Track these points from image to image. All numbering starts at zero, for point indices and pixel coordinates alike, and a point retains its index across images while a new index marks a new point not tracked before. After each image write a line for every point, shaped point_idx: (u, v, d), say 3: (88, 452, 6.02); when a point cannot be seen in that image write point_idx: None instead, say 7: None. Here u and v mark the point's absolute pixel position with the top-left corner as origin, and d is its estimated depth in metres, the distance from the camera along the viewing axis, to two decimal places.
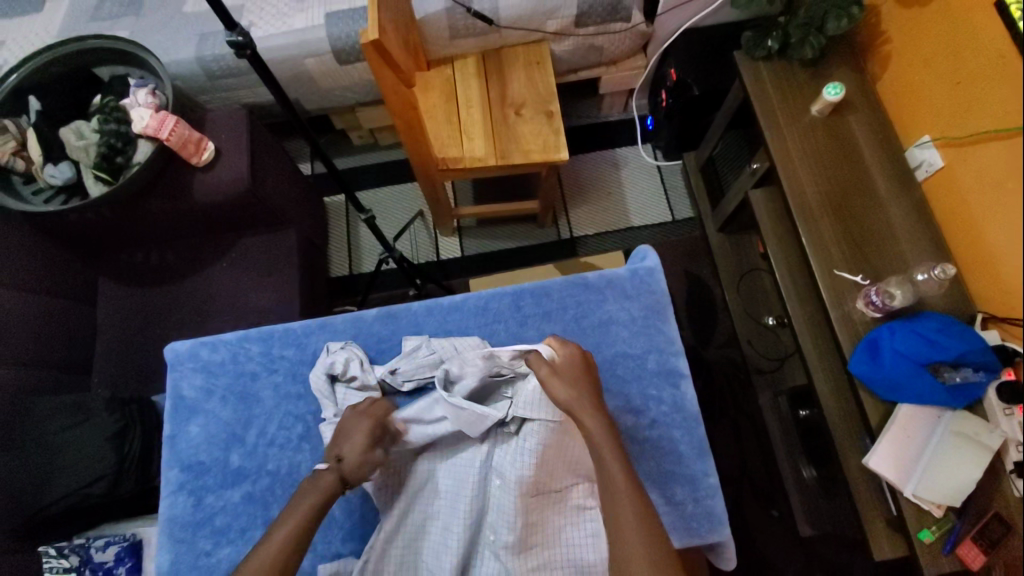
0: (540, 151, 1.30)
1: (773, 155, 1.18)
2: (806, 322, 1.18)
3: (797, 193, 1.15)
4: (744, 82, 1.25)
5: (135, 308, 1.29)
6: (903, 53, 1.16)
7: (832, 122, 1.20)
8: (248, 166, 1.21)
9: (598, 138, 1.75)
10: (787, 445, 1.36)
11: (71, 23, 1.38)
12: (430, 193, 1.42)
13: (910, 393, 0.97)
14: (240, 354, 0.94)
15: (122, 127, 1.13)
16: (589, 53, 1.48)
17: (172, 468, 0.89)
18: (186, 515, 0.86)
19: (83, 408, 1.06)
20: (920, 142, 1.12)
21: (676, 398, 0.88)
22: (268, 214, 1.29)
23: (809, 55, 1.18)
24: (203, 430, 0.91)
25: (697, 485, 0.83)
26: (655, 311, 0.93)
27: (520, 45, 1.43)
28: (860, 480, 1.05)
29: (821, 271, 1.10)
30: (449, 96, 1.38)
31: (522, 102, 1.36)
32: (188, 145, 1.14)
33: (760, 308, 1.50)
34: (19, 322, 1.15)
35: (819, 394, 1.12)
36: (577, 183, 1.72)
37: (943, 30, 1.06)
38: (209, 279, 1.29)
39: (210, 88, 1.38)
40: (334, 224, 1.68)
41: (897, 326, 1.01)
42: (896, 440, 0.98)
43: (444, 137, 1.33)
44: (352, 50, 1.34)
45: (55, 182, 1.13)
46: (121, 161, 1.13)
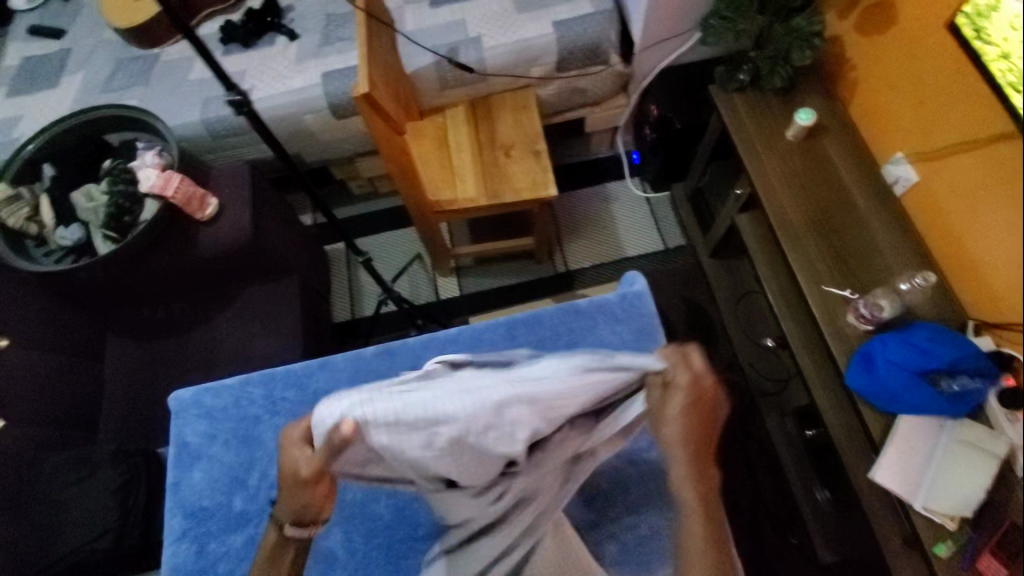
0: (529, 188, 1.35)
1: (754, 179, 1.22)
2: (802, 339, 1.19)
3: (780, 214, 1.18)
4: (721, 113, 1.31)
5: (141, 361, 1.32)
6: (870, 76, 1.21)
7: (807, 146, 1.25)
8: (250, 218, 1.26)
9: (588, 174, 1.80)
10: (798, 468, 1.33)
11: (84, 95, 1.47)
12: (426, 235, 1.47)
13: (907, 403, 0.97)
14: (243, 398, 0.96)
15: (130, 188, 1.19)
16: (573, 95, 1.54)
17: (175, 515, 0.89)
18: (190, 563, 0.86)
19: (89, 462, 1.08)
20: (895, 159, 1.16)
21: None
22: (267, 263, 1.33)
23: (779, 85, 1.25)
24: (207, 475, 0.91)
25: None
26: (646, 332, 0.94)
27: (506, 91, 1.50)
28: (872, 498, 1.03)
29: (810, 287, 1.11)
30: (441, 142, 1.45)
31: (510, 144, 1.43)
32: (192, 201, 1.20)
33: (758, 330, 1.51)
34: (27, 379, 1.18)
35: (821, 411, 1.11)
36: (569, 218, 1.76)
37: (903, 53, 1.12)
38: (214, 329, 1.32)
39: (214, 148, 1.45)
40: (336, 271, 1.72)
41: (888, 338, 1.00)
42: (901, 453, 0.97)
43: (438, 181, 1.39)
44: (348, 105, 1.42)
45: (65, 242, 1.19)
46: (128, 220, 1.18)
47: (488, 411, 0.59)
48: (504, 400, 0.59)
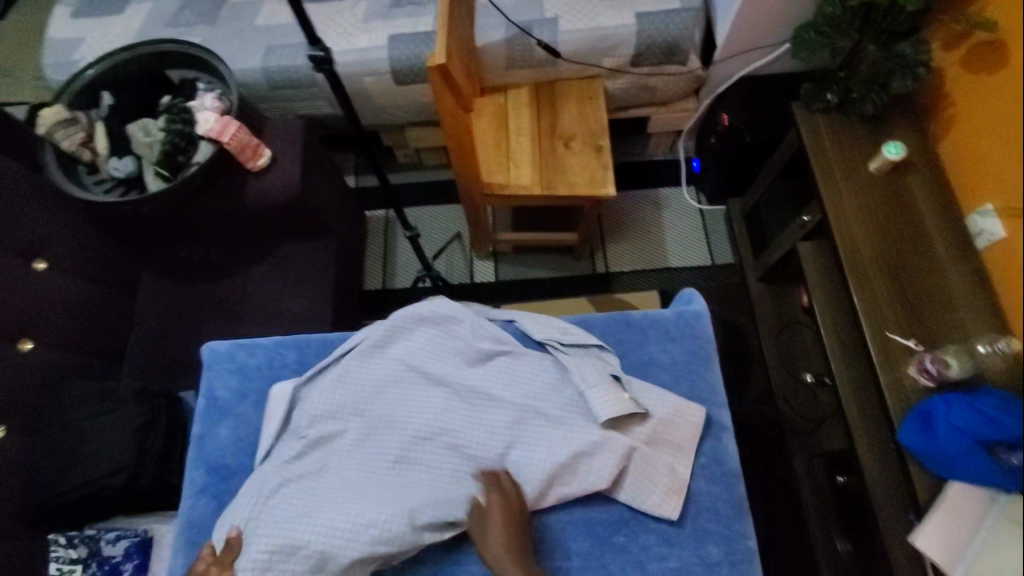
0: (586, 184, 1.30)
1: (827, 207, 1.16)
2: (850, 383, 1.13)
3: (851, 249, 1.12)
4: (801, 133, 1.24)
5: (172, 303, 1.31)
6: (967, 117, 1.12)
7: (889, 181, 1.18)
8: (300, 176, 1.23)
9: (642, 176, 1.74)
10: (820, 512, 1.29)
11: (149, 26, 1.44)
12: (471, 216, 1.43)
13: (962, 470, 0.91)
14: (276, 360, 0.95)
15: (187, 128, 1.17)
16: (641, 92, 1.48)
17: (196, 468, 0.89)
18: (206, 519, 0.86)
19: (113, 396, 1.09)
20: (983, 209, 1.05)
21: (716, 451, 0.87)
22: (309, 223, 1.31)
23: (870, 112, 1.18)
24: (232, 433, 0.91)
25: (734, 547, 0.82)
26: (701, 357, 0.94)
27: (574, 79, 1.44)
28: (901, 560, 0.99)
29: (871, 330, 1.06)
30: (500, 123, 1.40)
31: (572, 135, 1.37)
32: (246, 150, 1.17)
33: (799, 363, 1.45)
34: (63, 306, 1.18)
35: (861, 461, 1.06)
36: (616, 219, 1.71)
37: (1014, 95, 0.99)
38: (248, 282, 1.30)
39: (270, 97, 1.42)
40: (373, 238, 1.70)
41: (952, 399, 0.94)
42: (946, 520, 0.92)
43: (492, 163, 1.34)
44: (412, 72, 1.37)
45: (117, 173, 1.17)
46: (182, 160, 1.17)
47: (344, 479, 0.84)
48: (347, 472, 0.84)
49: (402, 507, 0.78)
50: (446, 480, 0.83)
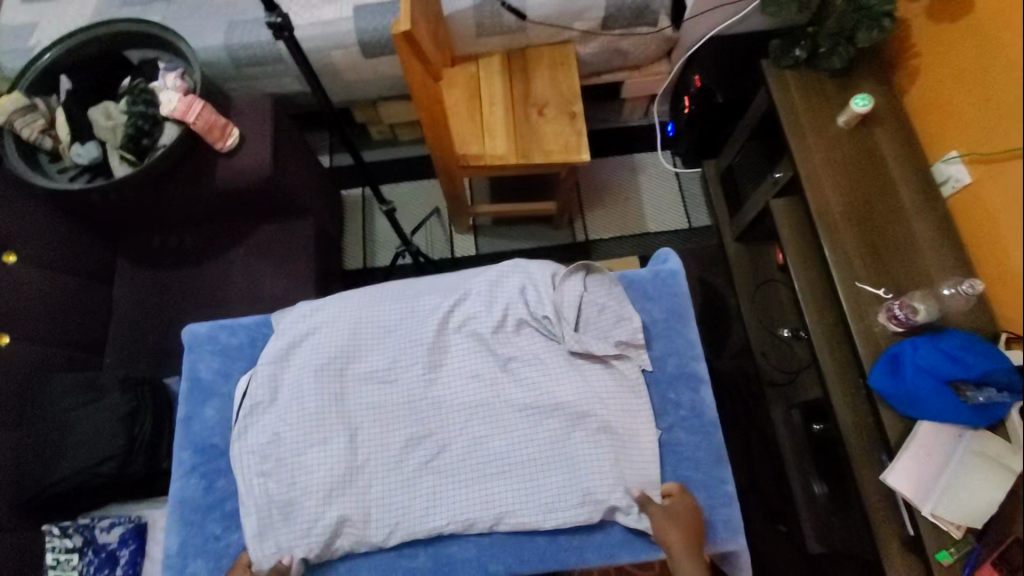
0: (560, 151, 1.30)
1: (798, 164, 1.18)
2: (824, 335, 1.16)
3: (822, 204, 1.14)
4: (771, 89, 1.25)
5: (151, 291, 1.30)
6: (932, 68, 1.14)
7: (857, 135, 1.19)
8: (271, 154, 1.21)
9: (619, 143, 1.75)
10: (797, 459, 1.33)
11: (103, 7, 1.39)
12: (449, 189, 1.42)
13: (929, 410, 0.95)
14: (259, 340, 0.95)
15: (149, 109, 1.12)
16: (613, 56, 1.47)
17: (185, 449, 0.88)
18: (198, 498, 0.85)
19: (96, 387, 1.07)
20: (948, 157, 1.10)
21: (695, 404, 0.90)
22: (285, 203, 1.29)
23: (837, 66, 1.20)
24: (219, 413, 0.90)
25: (714, 492, 0.85)
26: (675, 314, 0.96)
27: (545, 46, 1.43)
28: (873, 497, 1.04)
29: (842, 282, 1.08)
30: (472, 92, 1.39)
31: (545, 102, 1.36)
32: (213, 130, 1.14)
33: (775, 319, 1.48)
34: (35, 299, 1.16)
35: (834, 407, 1.10)
36: (594, 188, 1.72)
37: (975, 44, 1.03)
38: (227, 266, 1.30)
39: (235, 76, 1.39)
40: (351, 217, 1.69)
41: (921, 342, 0.98)
42: (916, 456, 0.95)
43: (466, 133, 1.33)
44: (379, 44, 1.35)
45: (81, 160, 1.14)
46: (147, 143, 1.13)
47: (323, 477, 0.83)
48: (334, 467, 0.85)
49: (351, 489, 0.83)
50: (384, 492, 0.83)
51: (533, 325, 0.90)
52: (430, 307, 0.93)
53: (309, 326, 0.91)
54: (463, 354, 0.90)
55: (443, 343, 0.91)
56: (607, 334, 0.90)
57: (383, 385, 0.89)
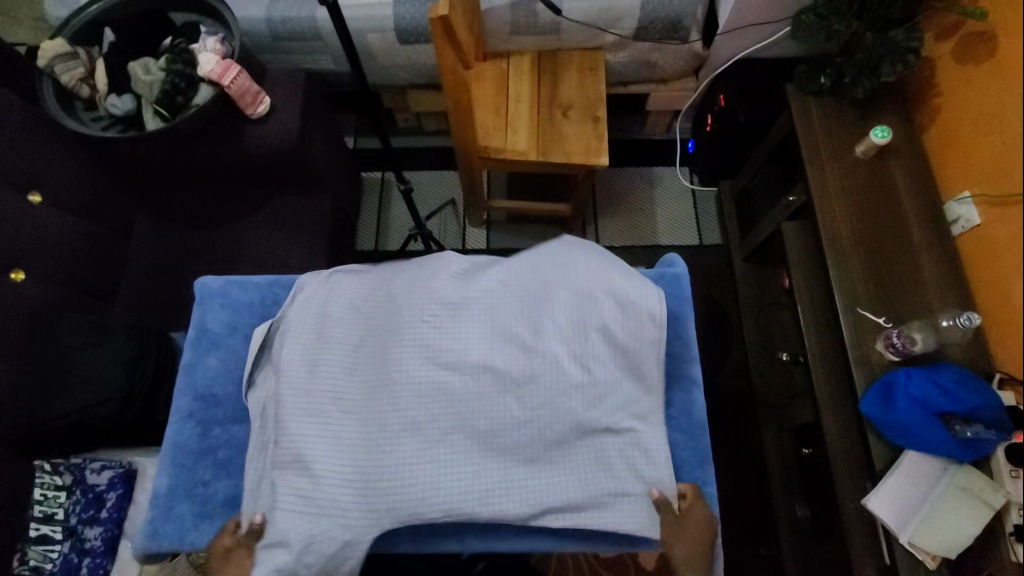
0: (580, 153, 1.33)
1: (812, 188, 1.19)
2: (822, 358, 1.17)
3: (832, 229, 1.15)
4: (793, 113, 1.27)
5: (167, 247, 1.33)
6: (954, 107, 1.15)
7: (874, 166, 1.21)
8: (298, 125, 1.24)
9: (639, 155, 1.77)
10: (783, 482, 1.33)
11: None
12: (467, 181, 1.45)
13: (919, 440, 0.95)
14: (269, 298, 0.96)
15: (188, 69, 1.16)
16: (642, 67, 1.50)
17: (184, 395, 0.89)
18: (191, 444, 0.86)
19: (103, 330, 1.09)
20: (960, 197, 1.12)
21: (686, 404, 0.90)
22: (306, 175, 1.32)
23: (860, 96, 1.21)
24: (221, 363, 0.92)
25: (694, 491, 0.86)
26: (677, 315, 0.95)
27: (576, 50, 1.46)
28: (854, 522, 1.04)
29: (844, 307, 1.10)
30: (499, 87, 1.41)
31: (570, 103, 1.39)
32: (246, 96, 1.17)
33: (776, 342, 1.49)
34: (54, 241, 1.18)
35: (824, 429, 1.11)
36: (609, 195, 1.74)
37: (997, 85, 1.05)
38: (244, 229, 1.32)
39: (271, 48, 1.43)
40: (367, 199, 1.72)
41: (915, 371, 0.99)
42: (899, 483, 0.96)
43: (490, 126, 1.36)
44: (415, 31, 1.38)
45: (115, 111, 1.17)
46: (181, 101, 1.16)
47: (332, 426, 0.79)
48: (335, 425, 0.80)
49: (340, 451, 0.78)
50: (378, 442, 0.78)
51: None
52: (460, 275, 0.87)
53: (323, 308, 0.89)
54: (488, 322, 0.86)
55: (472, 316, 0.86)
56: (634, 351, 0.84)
57: (392, 436, 0.78)
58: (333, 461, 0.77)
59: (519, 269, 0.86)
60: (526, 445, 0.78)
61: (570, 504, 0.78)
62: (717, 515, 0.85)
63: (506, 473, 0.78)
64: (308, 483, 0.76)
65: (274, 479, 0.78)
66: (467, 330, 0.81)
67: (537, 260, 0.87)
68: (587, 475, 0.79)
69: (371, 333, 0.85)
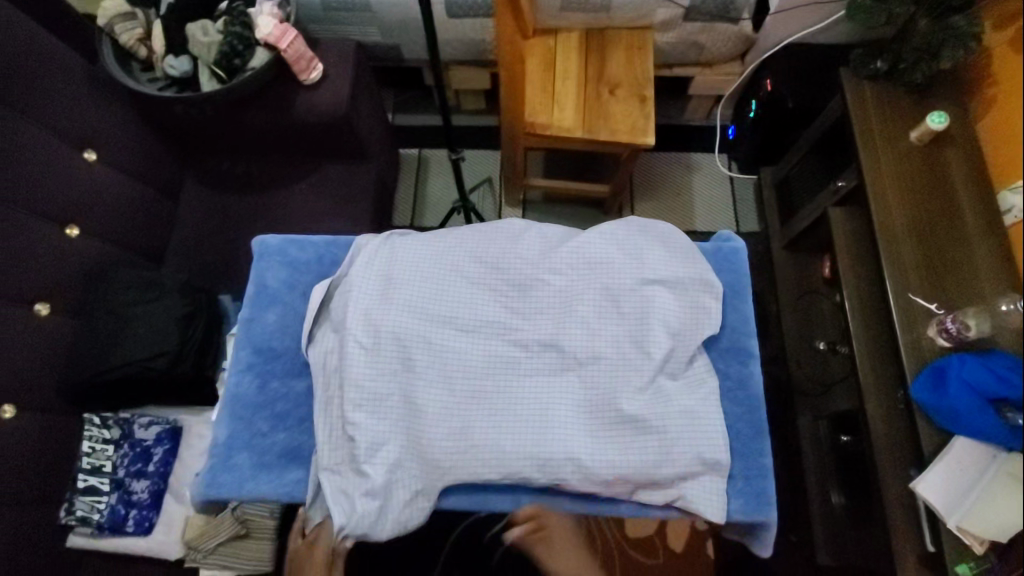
0: (626, 132, 1.32)
1: (865, 173, 1.18)
2: (868, 345, 1.16)
3: (884, 214, 1.15)
4: (847, 97, 1.26)
5: (214, 212, 1.34)
6: (1011, 90, 1.08)
7: (927, 152, 1.19)
8: (349, 93, 1.24)
9: (679, 140, 1.77)
10: (819, 470, 1.32)
11: None
12: (509, 157, 1.45)
13: (968, 426, 0.93)
14: (327, 257, 0.98)
15: (246, 32, 1.17)
16: (689, 50, 1.50)
17: (244, 349, 0.92)
18: (250, 396, 0.89)
19: (158, 287, 1.11)
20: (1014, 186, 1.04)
21: (742, 376, 0.90)
22: (353, 144, 1.33)
23: (917, 81, 1.19)
24: (280, 319, 0.94)
25: (751, 463, 0.85)
26: (732, 288, 0.95)
27: (624, 29, 1.44)
28: (897, 508, 1.04)
29: (895, 291, 1.09)
30: (547, 64, 1.41)
31: (618, 82, 1.38)
32: (300, 61, 1.18)
33: (814, 331, 1.48)
34: (109, 199, 1.20)
35: (868, 415, 1.11)
36: (647, 180, 1.74)
37: None
38: (290, 196, 1.34)
39: (320, 18, 1.43)
40: (404, 174, 1.72)
41: (969, 357, 0.96)
42: (949, 469, 0.95)
43: (537, 103, 1.36)
44: (466, 5, 1.38)
45: (173, 73, 1.18)
46: (238, 64, 1.17)
47: (384, 392, 0.81)
48: (386, 391, 0.81)
49: (393, 417, 0.80)
50: (430, 414, 0.81)
51: (606, 295, 0.87)
52: (528, 254, 0.91)
53: (388, 269, 0.89)
54: (543, 300, 0.88)
55: (529, 292, 0.89)
56: (683, 334, 0.85)
57: (444, 408, 0.82)
58: (385, 427, 0.79)
59: (579, 255, 0.90)
60: (575, 423, 0.81)
61: (629, 479, 0.78)
62: (768, 505, 0.82)
63: (553, 448, 0.79)
64: (361, 446, 0.78)
65: (330, 439, 0.81)
66: (535, 311, 0.88)
67: (603, 245, 0.90)
68: (636, 449, 0.79)
69: (440, 301, 0.87)
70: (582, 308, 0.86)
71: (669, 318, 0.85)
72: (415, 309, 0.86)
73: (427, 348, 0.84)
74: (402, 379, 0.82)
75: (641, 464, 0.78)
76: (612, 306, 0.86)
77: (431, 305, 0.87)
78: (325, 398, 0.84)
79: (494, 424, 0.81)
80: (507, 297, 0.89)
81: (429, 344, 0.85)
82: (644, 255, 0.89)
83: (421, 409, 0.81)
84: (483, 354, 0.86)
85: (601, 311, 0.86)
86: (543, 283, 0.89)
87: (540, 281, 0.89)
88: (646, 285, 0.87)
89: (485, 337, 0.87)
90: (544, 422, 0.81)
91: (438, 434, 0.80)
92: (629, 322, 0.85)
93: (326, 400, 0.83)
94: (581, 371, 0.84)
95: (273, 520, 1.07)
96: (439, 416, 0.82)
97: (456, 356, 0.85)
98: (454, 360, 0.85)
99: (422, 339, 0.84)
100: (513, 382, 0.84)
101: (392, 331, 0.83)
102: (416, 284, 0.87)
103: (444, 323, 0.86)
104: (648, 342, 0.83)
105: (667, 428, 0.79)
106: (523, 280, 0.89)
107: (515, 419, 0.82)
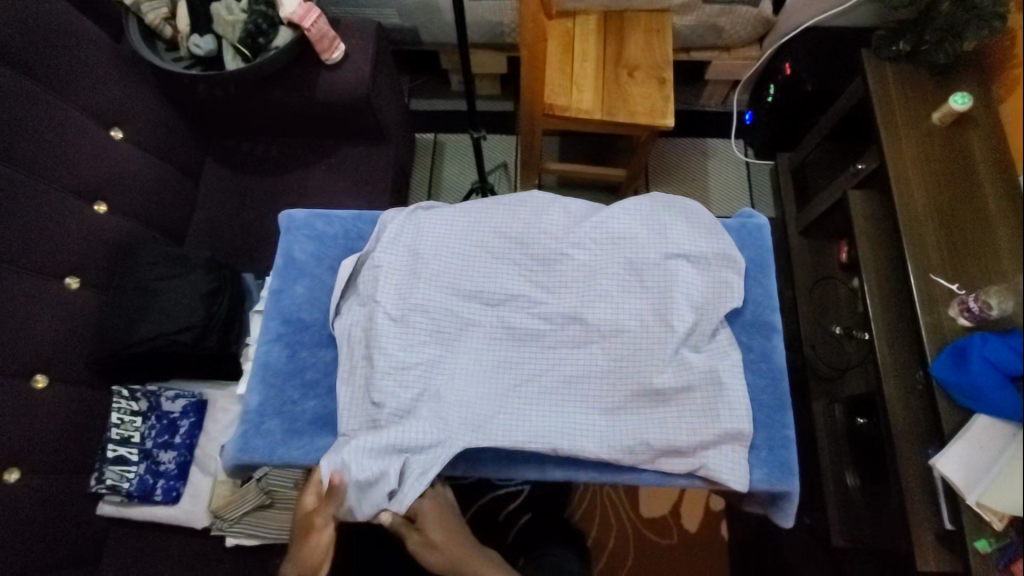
0: (645, 113, 1.32)
1: (886, 155, 1.18)
2: (886, 326, 1.17)
3: (905, 195, 1.15)
4: (868, 79, 1.25)
5: (234, 192, 1.36)
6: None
7: (949, 134, 1.19)
8: (370, 73, 1.25)
9: (694, 126, 1.77)
10: (834, 452, 1.33)
11: None
12: (526, 139, 1.45)
13: (990, 403, 0.93)
14: (354, 232, 1.00)
15: (269, 11, 1.19)
16: (707, 33, 1.50)
17: (273, 319, 0.94)
18: (281, 364, 0.91)
19: (184, 263, 1.13)
20: None
21: (765, 350, 0.91)
22: (373, 125, 1.34)
23: (940, 62, 1.19)
24: (308, 291, 0.96)
25: (775, 433, 0.86)
26: (757, 264, 0.96)
27: (643, 11, 1.44)
28: (914, 486, 1.05)
29: (916, 272, 1.09)
30: (565, 46, 1.41)
31: (636, 64, 1.38)
32: (323, 40, 1.19)
33: (829, 315, 1.48)
34: (134, 177, 1.22)
35: (886, 395, 1.11)
36: (662, 165, 1.74)
37: None
38: (309, 177, 1.35)
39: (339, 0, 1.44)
40: (419, 158, 1.73)
41: (991, 336, 0.96)
42: (969, 446, 0.95)
43: (556, 85, 1.36)
44: None
45: (198, 52, 1.19)
46: (262, 43, 1.18)
47: (411, 362, 0.82)
48: (414, 361, 0.82)
49: (420, 386, 0.81)
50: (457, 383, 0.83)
51: (630, 269, 0.88)
52: (552, 228, 0.92)
53: (414, 243, 0.90)
54: (568, 273, 0.89)
55: (554, 266, 0.90)
56: (707, 307, 0.86)
57: (471, 378, 0.84)
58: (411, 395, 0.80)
59: (603, 231, 0.91)
60: (598, 393, 0.83)
61: (650, 447, 0.79)
62: (792, 474, 0.83)
63: (576, 418, 0.82)
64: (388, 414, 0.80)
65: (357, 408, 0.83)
66: (558, 284, 0.89)
67: (627, 221, 0.91)
68: (658, 420, 0.81)
69: (466, 275, 0.89)
70: (606, 281, 0.87)
71: (693, 292, 0.86)
72: (442, 285, 0.88)
73: (453, 322, 0.86)
74: (429, 350, 0.84)
75: (663, 433, 0.80)
76: (636, 279, 0.87)
77: (457, 279, 0.89)
78: (352, 368, 0.85)
79: (520, 394, 0.84)
80: (532, 271, 0.90)
81: (455, 317, 0.87)
82: (669, 230, 0.89)
83: (447, 379, 0.83)
84: (508, 326, 0.87)
85: (625, 285, 0.87)
86: (567, 256, 0.89)
87: (565, 255, 0.90)
88: (670, 260, 0.88)
89: (511, 309, 0.88)
90: (567, 392, 0.84)
91: (464, 403, 0.82)
92: (653, 295, 0.86)
93: (353, 370, 0.85)
94: (606, 342, 0.85)
95: (297, 491, 1.10)
96: (468, 385, 0.83)
97: (481, 328, 0.87)
98: (480, 332, 0.87)
99: (448, 313, 0.86)
100: (538, 354, 0.86)
101: (419, 306, 0.85)
102: (442, 259, 0.89)
103: (470, 297, 0.88)
104: (673, 314, 0.84)
105: (687, 399, 0.81)
106: (548, 255, 0.90)
107: (540, 388, 0.84)
